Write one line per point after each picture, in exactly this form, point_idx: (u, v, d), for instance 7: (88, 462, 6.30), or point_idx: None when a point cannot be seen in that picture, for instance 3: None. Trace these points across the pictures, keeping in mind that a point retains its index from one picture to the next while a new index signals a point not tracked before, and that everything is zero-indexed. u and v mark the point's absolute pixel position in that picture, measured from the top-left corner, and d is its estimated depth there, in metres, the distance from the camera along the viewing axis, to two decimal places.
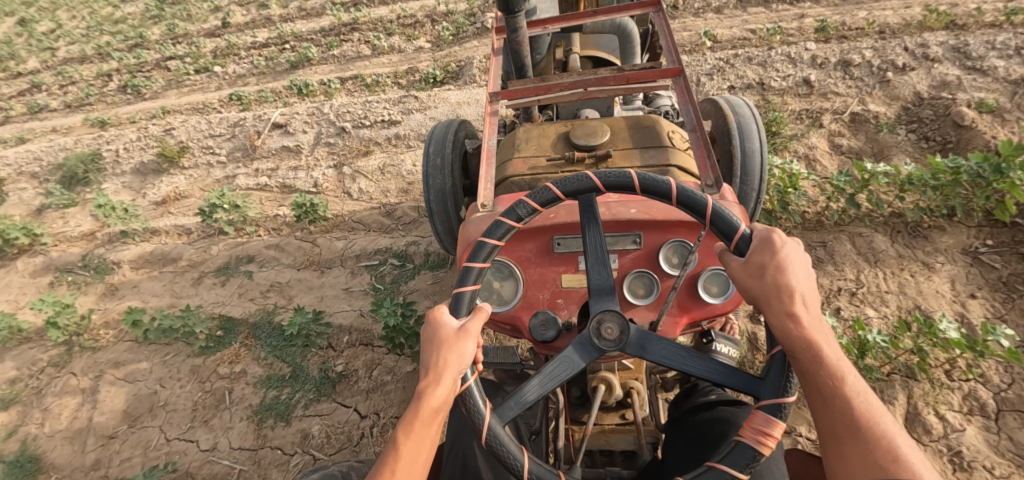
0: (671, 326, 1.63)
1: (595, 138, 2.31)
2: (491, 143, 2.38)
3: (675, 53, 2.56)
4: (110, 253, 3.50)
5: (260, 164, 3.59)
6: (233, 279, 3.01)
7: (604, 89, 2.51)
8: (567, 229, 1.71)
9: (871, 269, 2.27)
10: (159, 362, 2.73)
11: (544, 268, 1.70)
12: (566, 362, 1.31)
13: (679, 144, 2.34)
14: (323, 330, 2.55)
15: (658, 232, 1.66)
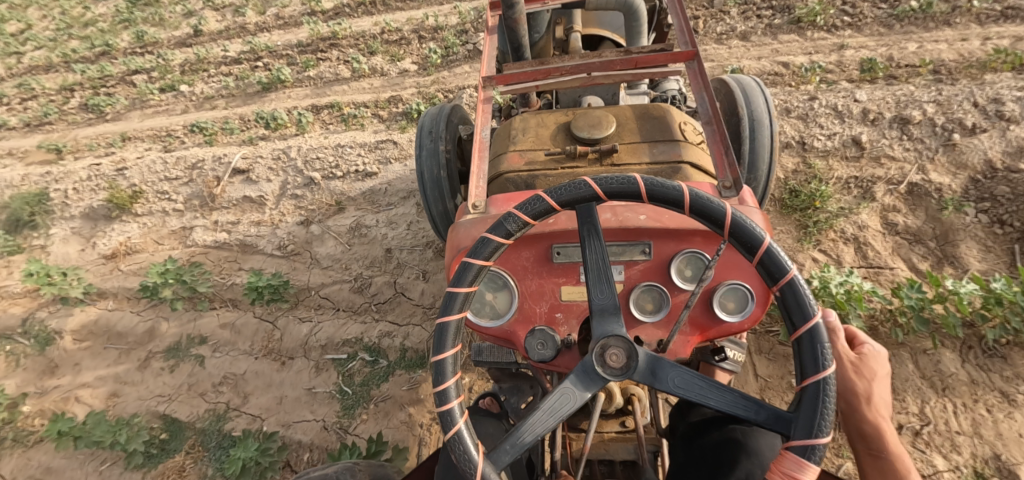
0: (684, 346, 1.34)
1: (599, 130, 1.82)
2: (484, 135, 1.91)
3: (689, 33, 2.10)
4: (52, 319, 3.12)
5: (219, 216, 3.21)
6: (182, 364, 2.64)
7: (610, 75, 2.07)
8: (568, 233, 1.36)
9: (938, 400, 1.86)
10: (94, 472, 2.37)
11: (542, 278, 1.38)
12: (567, 395, 1.09)
13: (693, 138, 1.85)
14: (274, 459, 2.15)
15: (672, 241, 1.33)
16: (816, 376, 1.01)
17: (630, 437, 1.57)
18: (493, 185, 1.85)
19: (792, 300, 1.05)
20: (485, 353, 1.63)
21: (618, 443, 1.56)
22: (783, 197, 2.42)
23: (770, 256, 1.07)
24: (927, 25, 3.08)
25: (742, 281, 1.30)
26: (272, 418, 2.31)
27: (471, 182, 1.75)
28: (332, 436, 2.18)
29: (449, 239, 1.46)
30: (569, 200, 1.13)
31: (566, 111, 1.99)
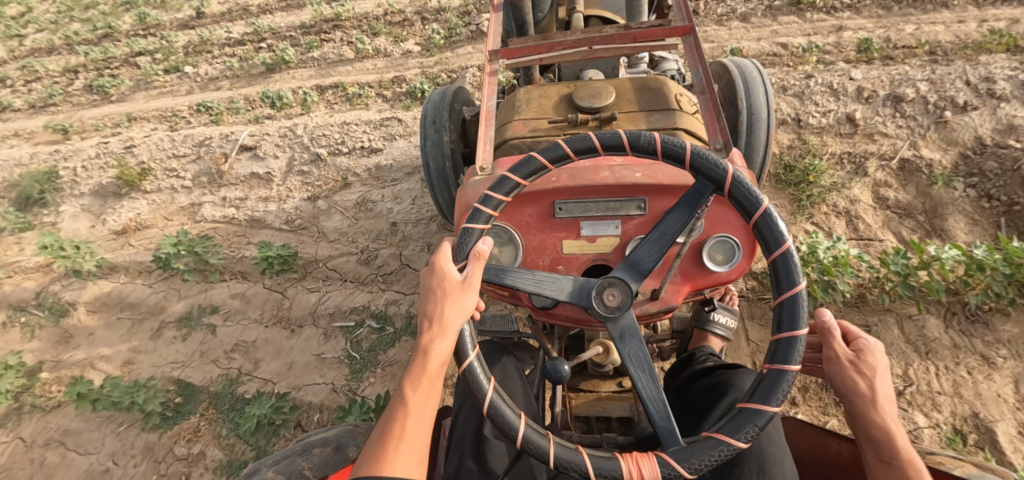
0: (676, 294, 1.40)
1: (599, 98, 1.89)
2: (490, 105, 1.99)
3: (684, 9, 2.17)
4: (66, 292, 3.22)
5: (227, 193, 3.28)
6: (194, 333, 2.73)
7: (611, 48, 2.14)
8: (568, 190, 1.44)
9: (921, 362, 1.95)
10: (112, 434, 2.47)
11: (544, 233, 1.44)
12: (555, 284, 1.25)
13: (688, 109, 1.94)
14: (287, 416, 2.25)
15: (665, 197, 1.41)
16: (724, 436, 1.09)
17: (625, 396, 1.75)
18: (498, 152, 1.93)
19: (769, 381, 1.10)
20: (488, 323, 1.83)
21: (615, 401, 1.73)
22: (778, 172, 2.48)
23: (789, 341, 1.11)
24: (925, 7, 3.12)
25: (732, 235, 1.38)
26: (283, 382, 2.40)
27: (478, 149, 1.85)
28: (341, 397, 2.27)
29: (459, 196, 1.57)
30: (700, 160, 1.22)
31: (568, 83, 2.06)
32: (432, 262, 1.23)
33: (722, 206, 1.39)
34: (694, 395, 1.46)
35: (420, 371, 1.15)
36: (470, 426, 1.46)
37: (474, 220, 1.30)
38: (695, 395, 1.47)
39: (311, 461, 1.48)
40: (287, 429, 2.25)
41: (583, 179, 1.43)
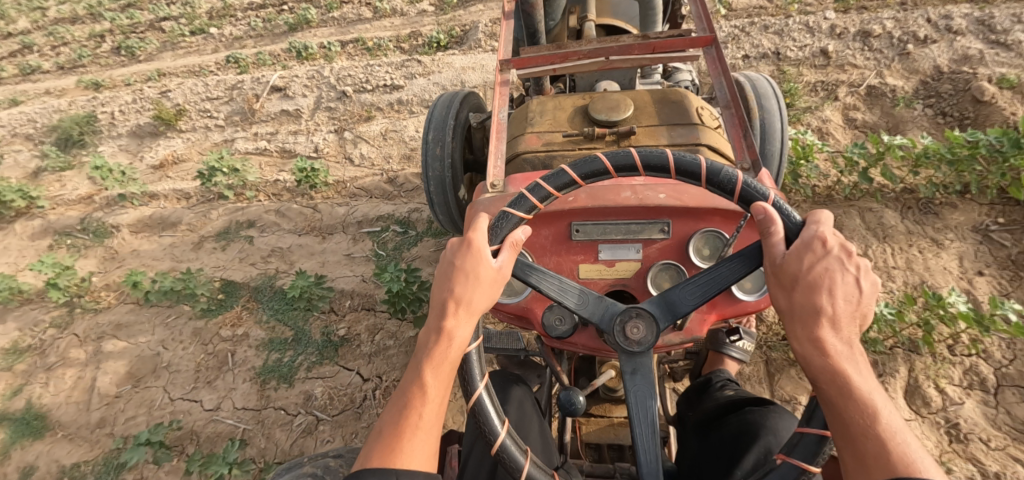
0: (699, 324, 1.38)
1: (616, 111, 1.95)
2: (501, 117, 2.03)
3: (707, 18, 2.22)
4: (109, 217, 3.50)
5: (259, 128, 3.58)
6: (233, 243, 3.01)
7: (628, 59, 2.18)
8: (586, 211, 1.42)
9: (879, 244, 2.25)
10: (161, 324, 2.76)
11: (561, 256, 1.42)
12: (578, 301, 1.13)
13: (709, 123, 2.00)
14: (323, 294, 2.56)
15: (689, 221, 1.39)
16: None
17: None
18: (511, 165, 2.00)
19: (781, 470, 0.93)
20: (493, 340, 1.71)
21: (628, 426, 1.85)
22: None
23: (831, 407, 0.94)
24: None
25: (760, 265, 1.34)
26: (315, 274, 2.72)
27: (489, 164, 1.88)
28: (371, 285, 2.56)
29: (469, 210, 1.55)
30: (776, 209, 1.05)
31: (582, 96, 2.13)
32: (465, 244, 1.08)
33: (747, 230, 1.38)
34: (723, 434, 1.36)
35: (440, 359, 1.03)
36: (483, 469, 1.31)
37: (517, 207, 1.15)
38: (723, 437, 1.36)
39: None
40: (321, 308, 2.54)
41: (604, 200, 1.40)
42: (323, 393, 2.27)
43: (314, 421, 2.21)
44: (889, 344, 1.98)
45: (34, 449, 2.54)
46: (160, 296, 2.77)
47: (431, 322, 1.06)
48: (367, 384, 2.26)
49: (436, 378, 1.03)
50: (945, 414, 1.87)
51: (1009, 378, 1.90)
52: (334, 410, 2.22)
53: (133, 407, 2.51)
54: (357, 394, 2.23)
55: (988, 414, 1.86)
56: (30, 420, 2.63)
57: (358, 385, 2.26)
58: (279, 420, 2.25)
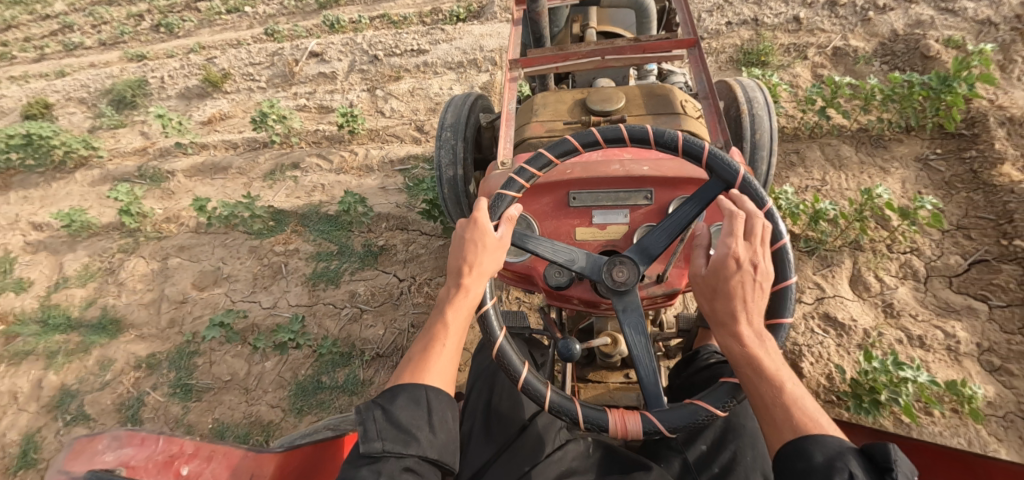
0: (678, 277, 1.53)
1: (610, 103, 2.25)
2: (510, 108, 2.33)
3: (692, 26, 2.51)
4: (164, 165, 3.92)
5: (298, 88, 4.03)
6: (279, 182, 3.44)
7: (621, 58, 2.49)
8: (580, 182, 1.65)
9: (835, 171, 2.67)
10: (220, 245, 3.18)
11: (559, 220, 1.63)
12: (571, 259, 1.40)
13: (691, 113, 2.29)
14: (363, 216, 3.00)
15: (668, 189, 1.61)
16: (707, 405, 1.20)
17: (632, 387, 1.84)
18: (518, 149, 2.29)
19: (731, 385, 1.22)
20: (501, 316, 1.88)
21: (623, 391, 1.82)
22: (739, 57, 3.24)
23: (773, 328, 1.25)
24: None
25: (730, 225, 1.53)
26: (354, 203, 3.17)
27: (500, 146, 2.19)
28: (404, 209, 3.00)
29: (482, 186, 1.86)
30: (714, 160, 1.38)
31: (581, 91, 2.42)
32: (471, 216, 1.31)
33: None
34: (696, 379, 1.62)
35: (460, 305, 1.26)
36: (482, 399, 1.53)
37: (509, 187, 1.45)
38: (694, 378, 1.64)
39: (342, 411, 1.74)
40: (360, 228, 2.98)
41: (596, 172, 1.64)
42: (365, 290, 2.71)
43: (359, 311, 2.64)
44: (837, 243, 2.41)
45: (112, 346, 2.96)
46: (221, 219, 3.21)
47: (448, 282, 1.29)
48: (403, 283, 2.70)
49: (457, 319, 1.26)
50: (883, 297, 2.27)
51: (937, 269, 2.31)
52: (376, 302, 2.65)
53: (199, 309, 2.93)
54: (395, 290, 2.67)
55: (919, 297, 2.26)
56: (107, 324, 3.06)
57: (395, 283, 2.70)
58: (329, 312, 2.67)
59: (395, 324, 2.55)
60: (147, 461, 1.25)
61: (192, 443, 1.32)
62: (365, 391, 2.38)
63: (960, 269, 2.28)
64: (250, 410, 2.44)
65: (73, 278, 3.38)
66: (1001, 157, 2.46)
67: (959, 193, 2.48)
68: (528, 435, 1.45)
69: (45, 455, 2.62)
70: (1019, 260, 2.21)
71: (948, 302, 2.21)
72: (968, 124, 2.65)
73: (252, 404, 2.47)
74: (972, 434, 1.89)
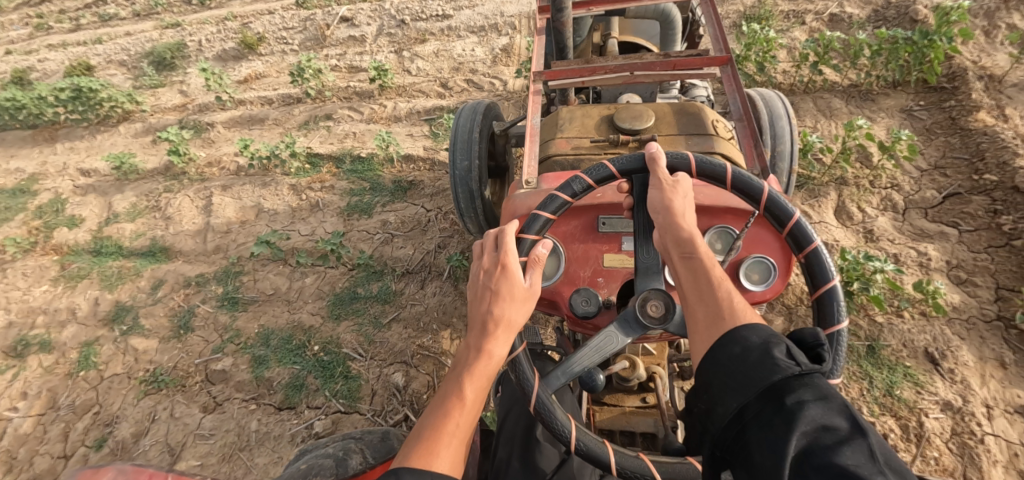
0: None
1: (639, 121, 2.11)
2: (534, 122, 2.22)
3: (721, 41, 2.45)
4: (203, 117, 4.19)
5: (330, 50, 4.33)
6: (314, 131, 3.72)
7: (650, 74, 2.37)
8: (609, 207, 1.64)
9: (826, 120, 2.93)
10: (260, 184, 3.47)
11: (587, 244, 1.62)
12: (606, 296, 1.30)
13: (724, 134, 2.16)
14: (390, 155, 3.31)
15: (702, 218, 1.56)
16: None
17: (650, 412, 1.69)
18: (542, 166, 2.18)
19: None
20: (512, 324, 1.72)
21: (639, 416, 1.69)
22: (741, 22, 3.51)
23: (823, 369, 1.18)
24: None
25: (766, 257, 1.52)
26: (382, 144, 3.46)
27: (523, 162, 2.06)
28: (430, 152, 3.28)
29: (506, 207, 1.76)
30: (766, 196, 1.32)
31: (608, 105, 2.29)
32: (502, 264, 1.22)
33: (758, 229, 1.55)
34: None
35: (481, 372, 1.11)
36: (519, 429, 1.50)
37: (528, 228, 1.33)
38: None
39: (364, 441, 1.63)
40: (389, 165, 3.31)
41: (627, 197, 1.60)
42: (396, 219, 2.99)
43: (390, 236, 2.92)
44: (822, 178, 2.69)
45: (162, 269, 3.24)
46: (262, 160, 3.51)
47: (468, 339, 1.16)
48: (430, 213, 2.99)
49: (474, 389, 1.09)
50: (864, 225, 2.52)
51: (914, 202, 2.56)
52: (405, 229, 2.93)
53: (243, 236, 3.22)
54: (423, 219, 2.96)
55: (898, 225, 2.51)
56: (157, 252, 3.35)
57: (423, 213, 2.99)
58: (363, 237, 2.94)
59: (423, 247, 2.82)
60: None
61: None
62: (397, 300, 2.66)
63: (936, 201, 2.53)
64: (293, 317, 2.71)
65: (123, 214, 3.68)
66: (978, 105, 2.73)
67: (938, 137, 2.74)
68: (564, 473, 1.40)
69: (102, 359, 2.89)
70: (988, 191, 2.46)
71: (924, 229, 2.46)
72: (948, 79, 2.94)
73: (294, 312, 2.73)
74: (938, 332, 2.13)
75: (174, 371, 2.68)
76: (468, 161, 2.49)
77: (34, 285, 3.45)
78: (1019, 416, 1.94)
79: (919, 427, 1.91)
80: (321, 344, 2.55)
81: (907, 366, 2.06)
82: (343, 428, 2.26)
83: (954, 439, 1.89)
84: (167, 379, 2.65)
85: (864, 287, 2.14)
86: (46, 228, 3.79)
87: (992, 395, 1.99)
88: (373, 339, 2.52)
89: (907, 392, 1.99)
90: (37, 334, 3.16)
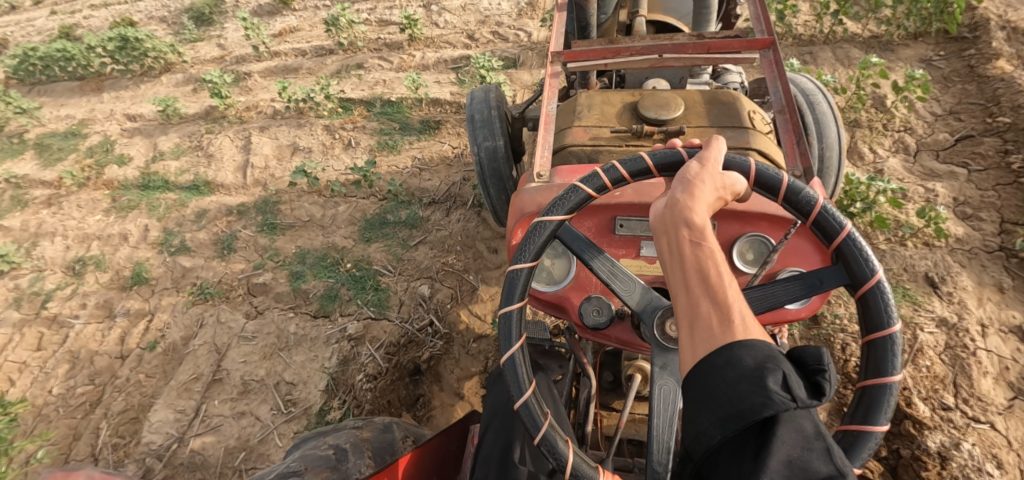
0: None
1: (666, 111, 2.07)
2: (550, 108, 2.23)
3: (765, 22, 2.37)
4: (240, 67, 4.39)
5: (361, 5, 4.49)
6: (346, 78, 3.89)
7: (680, 58, 2.30)
8: (632, 207, 1.50)
9: (844, 70, 2.96)
10: (295, 125, 3.69)
11: (602, 248, 1.53)
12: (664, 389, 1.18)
13: (760, 128, 2.10)
14: (418, 99, 3.48)
15: (735, 223, 1.45)
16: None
17: None
18: (557, 156, 2.12)
19: (867, 405, 1.10)
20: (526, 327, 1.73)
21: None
22: None
23: (875, 396, 1.09)
24: None
25: (805, 270, 1.41)
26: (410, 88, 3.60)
27: (539, 152, 2.03)
28: (456, 97, 3.44)
29: (514, 201, 1.64)
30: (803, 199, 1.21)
31: (631, 92, 2.27)
32: None
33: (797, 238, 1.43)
34: None
35: None
36: (496, 447, 1.40)
37: (553, 214, 1.30)
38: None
39: (364, 432, 1.69)
40: (417, 108, 3.48)
41: (649, 196, 1.48)
42: (424, 155, 3.17)
43: (418, 170, 3.09)
44: None
45: (205, 201, 3.53)
46: (298, 102, 3.72)
47: None
48: (456, 150, 3.17)
49: None
50: (875, 166, 2.56)
51: (926, 145, 2.59)
52: (431, 164, 3.11)
53: (280, 171, 3.47)
54: (449, 155, 3.14)
55: (908, 165, 2.54)
56: (200, 185, 3.63)
57: (449, 149, 3.18)
58: (393, 171, 3.13)
59: (447, 179, 3.00)
60: None
61: None
62: (424, 225, 2.84)
63: (948, 143, 2.56)
64: (327, 239, 2.94)
65: (168, 153, 3.98)
66: (997, 53, 2.75)
67: (954, 85, 2.78)
68: None
69: (153, 275, 3.23)
70: (999, 133, 2.51)
71: (934, 169, 2.49)
72: (971, 29, 2.96)
73: (328, 235, 2.96)
74: (938, 258, 2.18)
75: (220, 285, 2.98)
76: (489, 141, 2.38)
77: (88, 215, 3.85)
78: (1012, 334, 1.98)
79: (914, 339, 1.97)
80: (354, 261, 2.77)
81: (906, 287, 2.13)
82: (373, 331, 2.47)
83: (947, 352, 1.94)
84: (212, 291, 2.96)
85: (869, 208, 2.20)
86: (97, 167, 4.16)
87: (988, 315, 2.03)
88: (401, 257, 2.73)
89: (904, 309, 2.06)
90: (93, 256, 3.56)
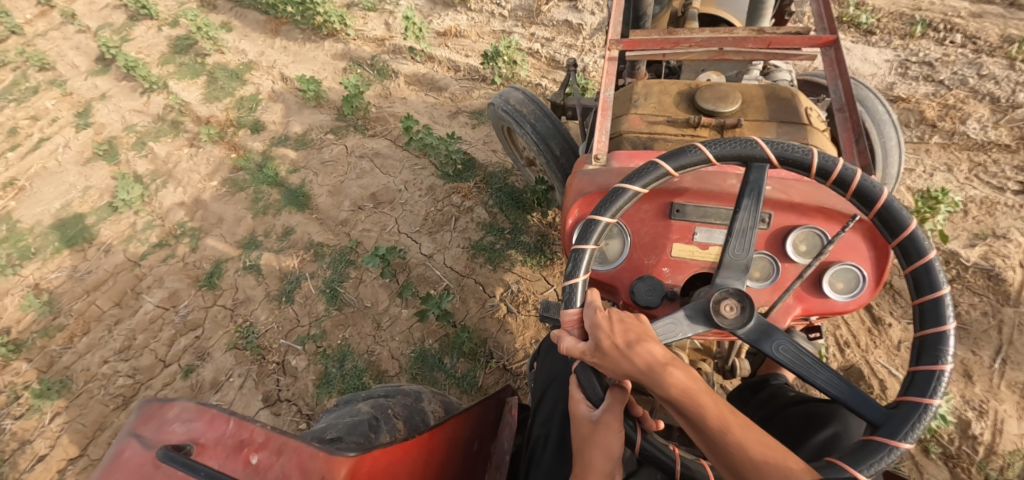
0: (785, 315, 1.45)
1: (724, 103, 1.80)
2: (607, 95, 1.88)
3: (827, 18, 2.03)
4: (393, 62, 3.91)
5: (538, 30, 3.84)
6: (481, 126, 3.36)
7: (741, 51, 1.99)
8: (688, 193, 1.46)
9: None
10: (410, 169, 3.21)
11: (657, 230, 1.49)
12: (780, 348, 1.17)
13: (817, 124, 1.83)
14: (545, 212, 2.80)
15: (792, 216, 1.42)
16: (888, 440, 1.02)
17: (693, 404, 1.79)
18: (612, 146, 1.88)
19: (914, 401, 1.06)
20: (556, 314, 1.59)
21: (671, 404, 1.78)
22: None
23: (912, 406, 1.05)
24: None
25: (858, 265, 1.40)
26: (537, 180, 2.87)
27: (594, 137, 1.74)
28: None
29: (570, 186, 1.56)
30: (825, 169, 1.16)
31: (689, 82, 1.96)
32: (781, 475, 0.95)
33: (852, 233, 1.40)
34: (788, 421, 1.46)
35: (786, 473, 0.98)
36: (556, 410, 1.55)
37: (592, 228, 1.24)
38: (789, 420, 1.47)
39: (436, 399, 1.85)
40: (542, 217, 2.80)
41: (708, 184, 1.46)
42: (518, 290, 2.56)
43: (505, 311, 2.52)
44: None
45: (296, 218, 3.21)
46: (419, 147, 3.15)
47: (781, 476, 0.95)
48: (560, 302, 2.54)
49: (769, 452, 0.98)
50: None
51: None
52: (523, 308, 2.51)
53: (369, 222, 3.03)
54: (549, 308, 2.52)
55: None
56: (301, 196, 3.29)
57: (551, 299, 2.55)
58: (476, 292, 2.59)
59: (531, 343, 2.38)
60: (217, 442, 0.98)
61: (264, 430, 1.02)
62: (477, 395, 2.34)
63: None
64: (374, 348, 2.52)
65: (292, 139, 3.78)
66: None
67: None
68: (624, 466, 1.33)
69: (223, 283, 3.17)
70: None
71: None
72: None
73: (377, 342, 2.54)
74: None
75: (262, 338, 2.72)
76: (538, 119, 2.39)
77: (208, 176, 3.82)
78: None
79: None
80: None
81: None
82: None
83: None
84: (253, 342, 2.71)
85: None
86: (235, 122, 4.14)
87: None
88: None
89: None
90: (193, 227, 3.53)
